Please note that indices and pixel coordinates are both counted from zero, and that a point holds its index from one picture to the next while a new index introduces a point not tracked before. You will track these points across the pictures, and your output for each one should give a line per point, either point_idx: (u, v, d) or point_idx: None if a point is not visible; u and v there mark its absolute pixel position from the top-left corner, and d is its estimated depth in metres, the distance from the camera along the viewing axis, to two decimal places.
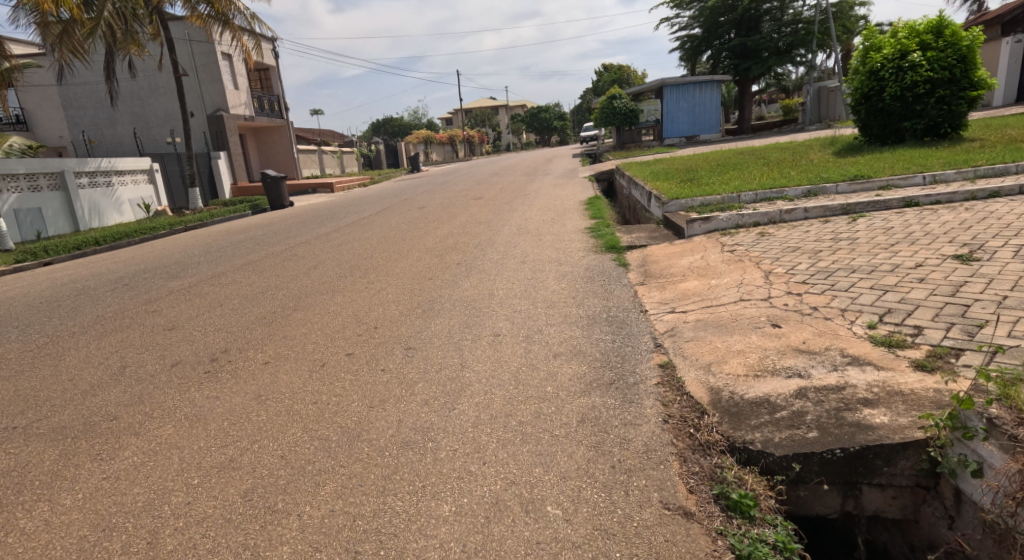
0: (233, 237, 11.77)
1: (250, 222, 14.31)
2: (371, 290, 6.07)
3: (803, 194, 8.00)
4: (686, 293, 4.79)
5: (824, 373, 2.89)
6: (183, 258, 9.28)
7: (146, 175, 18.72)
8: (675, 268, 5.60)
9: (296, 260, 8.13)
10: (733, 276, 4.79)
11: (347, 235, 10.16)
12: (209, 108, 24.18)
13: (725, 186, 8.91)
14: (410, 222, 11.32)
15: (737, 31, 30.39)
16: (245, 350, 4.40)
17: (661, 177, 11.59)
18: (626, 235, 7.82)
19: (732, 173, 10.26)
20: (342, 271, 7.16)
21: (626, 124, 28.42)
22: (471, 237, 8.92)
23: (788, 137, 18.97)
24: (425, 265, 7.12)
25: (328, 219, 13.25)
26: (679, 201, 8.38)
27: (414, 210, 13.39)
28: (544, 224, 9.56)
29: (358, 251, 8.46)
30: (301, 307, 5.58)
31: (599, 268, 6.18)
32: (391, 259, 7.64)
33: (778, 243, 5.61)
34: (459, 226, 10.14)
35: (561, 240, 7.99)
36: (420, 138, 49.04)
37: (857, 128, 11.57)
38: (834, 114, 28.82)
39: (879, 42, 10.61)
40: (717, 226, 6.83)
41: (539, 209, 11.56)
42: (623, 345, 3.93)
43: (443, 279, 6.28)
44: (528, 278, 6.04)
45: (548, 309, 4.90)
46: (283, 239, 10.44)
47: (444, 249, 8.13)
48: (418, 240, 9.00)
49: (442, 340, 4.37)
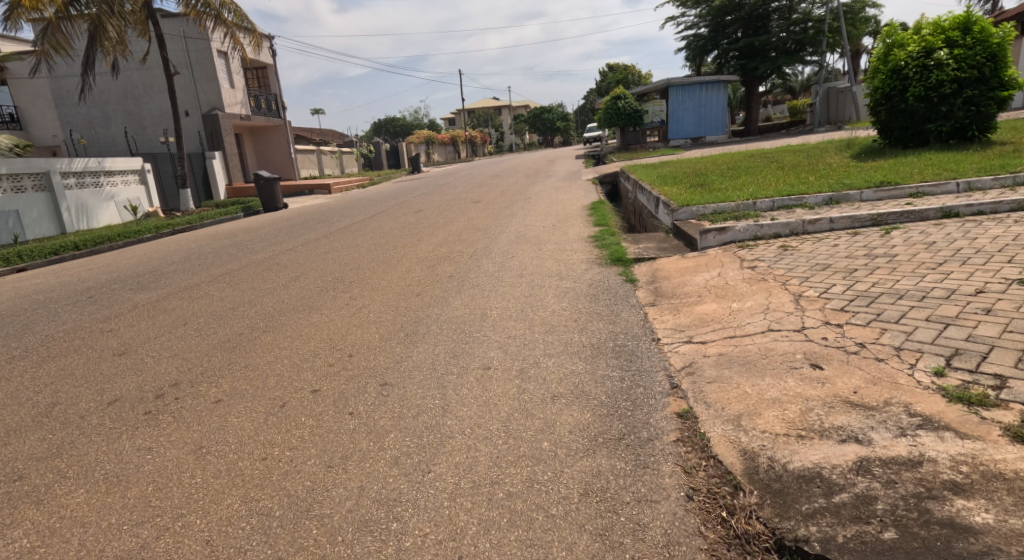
0: (218, 242, 11.20)
1: (240, 226, 13.76)
2: (352, 308, 5.48)
3: (825, 202, 7.41)
4: (703, 318, 4.22)
5: (889, 440, 2.32)
6: (160, 265, 8.70)
7: (137, 175, 18.18)
8: (689, 288, 5.03)
9: (277, 271, 7.55)
10: (757, 300, 4.21)
11: (336, 242, 9.60)
12: (204, 107, 23.65)
13: (739, 192, 8.33)
14: (404, 227, 10.74)
15: (745, 31, 29.74)
16: (197, 383, 3.82)
17: (669, 181, 11.02)
18: (632, 245, 7.24)
19: (746, 178, 9.66)
20: (324, 284, 6.59)
21: (630, 125, 27.79)
22: (466, 246, 8.34)
23: (799, 139, 18.33)
24: (415, 278, 6.54)
25: (320, 223, 12.68)
26: (689, 208, 7.80)
27: (409, 214, 12.82)
28: (544, 232, 8.99)
29: (346, 261, 7.88)
30: (272, 328, 5.00)
31: (604, 284, 5.60)
32: (378, 270, 7.07)
33: (804, 259, 5.04)
34: (454, 233, 9.56)
35: (563, 250, 7.41)
36: (421, 138, 48.42)
37: (876, 131, 10.99)
38: (844, 115, 28.14)
39: (903, 38, 10.02)
40: (733, 237, 6.24)
41: (540, 214, 10.98)
42: (633, 386, 3.36)
43: (431, 296, 5.70)
44: (525, 295, 5.47)
45: (546, 335, 4.33)
46: (269, 246, 9.86)
47: (437, 258, 7.56)
48: (410, 248, 8.43)
49: (424, 374, 3.79)
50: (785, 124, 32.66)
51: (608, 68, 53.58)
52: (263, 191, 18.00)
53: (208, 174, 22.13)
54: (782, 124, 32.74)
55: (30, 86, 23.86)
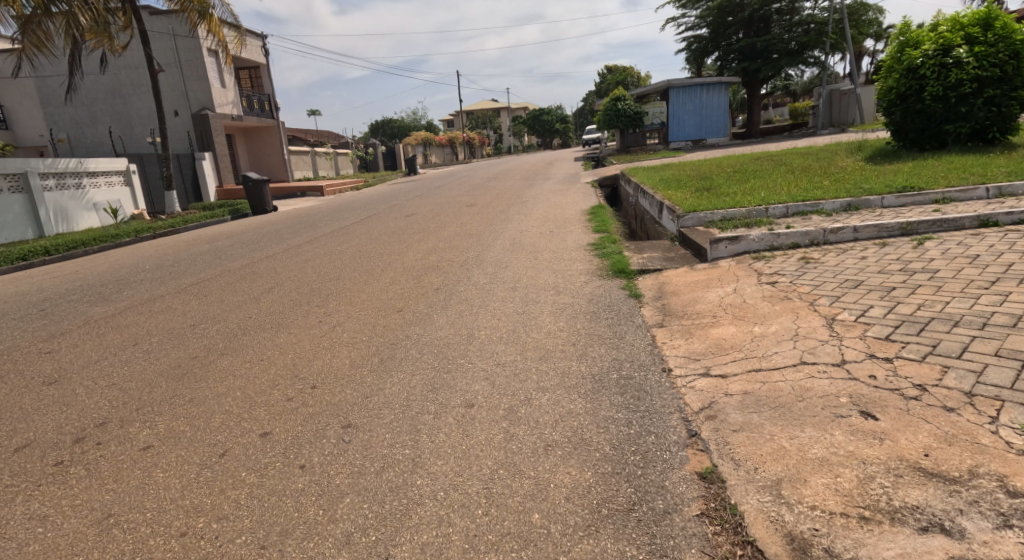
0: (197, 247, 10.65)
1: (224, 229, 13.19)
2: (324, 327, 4.92)
3: (843, 208, 6.89)
4: (721, 346, 3.66)
5: (990, 534, 1.85)
6: (130, 273, 8.15)
7: (122, 177, 17.61)
8: (701, 306, 4.48)
9: (251, 281, 6.98)
10: (783, 325, 3.65)
11: (320, 249, 9.06)
12: (194, 106, 23.07)
13: (749, 197, 7.80)
14: (392, 233, 10.20)
15: (746, 32, 29.22)
16: (128, 423, 3.25)
17: (672, 185, 10.50)
18: (635, 255, 6.69)
19: (754, 182, 9.12)
20: (300, 297, 6.02)
21: (630, 127, 27.25)
22: (457, 254, 7.79)
23: (805, 142, 17.80)
24: (398, 290, 5.98)
25: (307, 228, 12.12)
26: (696, 214, 7.28)
27: (400, 218, 12.27)
28: (540, 239, 8.44)
29: (328, 270, 7.34)
30: (231, 350, 4.43)
31: (605, 300, 5.06)
32: (359, 281, 6.51)
33: (830, 273, 4.49)
34: (444, 240, 9.00)
35: (560, 260, 6.86)
36: (418, 140, 47.86)
37: (889, 132, 10.45)
38: (848, 118, 27.61)
39: (918, 35, 9.48)
40: (748, 247, 5.69)
41: (537, 219, 10.43)
42: (643, 434, 2.80)
43: (414, 312, 5.15)
44: (518, 312, 4.92)
45: (540, 364, 3.77)
46: (249, 252, 9.30)
47: (425, 268, 7.01)
48: (398, 256, 7.89)
49: (395, 413, 3.24)
50: (788, 127, 32.14)
51: (607, 70, 52.97)
52: (252, 195, 17.43)
53: (198, 176, 21.59)
54: (784, 127, 32.20)
55: (14, 86, 23.30)
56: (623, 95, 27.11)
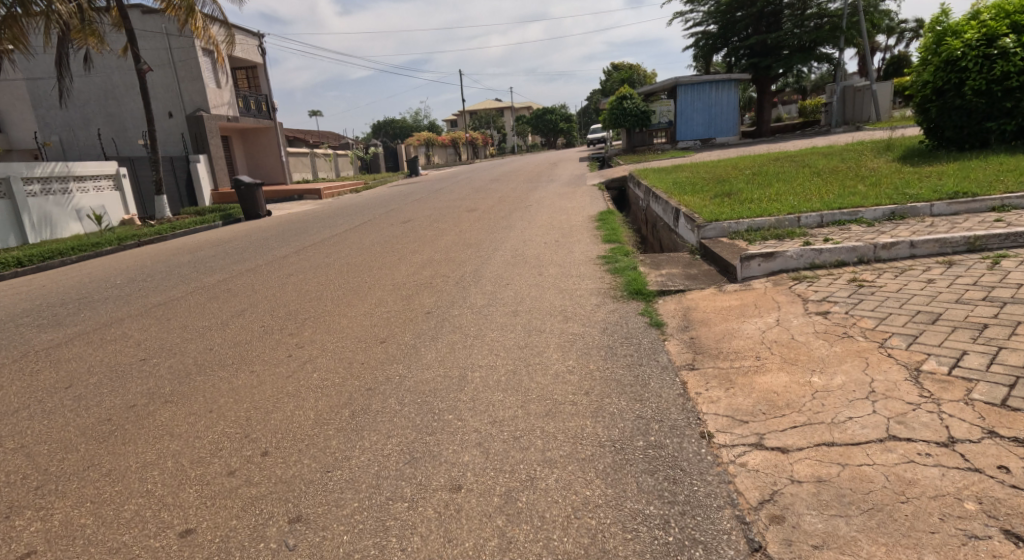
0: (179, 257, 9.96)
1: (213, 237, 12.50)
2: (290, 364, 4.19)
3: (885, 217, 6.17)
4: (772, 400, 2.92)
5: None
6: (97, 289, 7.46)
7: (111, 181, 16.95)
8: (738, 342, 3.75)
9: (222, 300, 6.27)
10: (851, 376, 2.91)
11: (306, 261, 8.36)
12: (188, 107, 22.40)
13: (776, 204, 7.09)
14: (386, 242, 9.50)
15: (757, 27, 28.41)
16: (18, 512, 2.53)
17: (687, 189, 9.77)
18: (652, 271, 5.96)
19: (779, 186, 8.39)
20: (273, 321, 5.30)
21: (637, 126, 26.45)
22: (453, 268, 7.08)
23: (823, 140, 17.02)
24: (383, 315, 5.29)
25: (297, 236, 11.41)
26: (719, 223, 6.58)
27: (397, 225, 11.57)
28: (545, 250, 7.71)
29: (311, 287, 6.63)
30: (176, 396, 3.71)
31: (622, 330, 4.35)
32: (343, 303, 5.82)
33: (895, 301, 3.77)
34: (441, 251, 8.28)
35: (567, 276, 6.14)
36: (421, 140, 47.20)
37: (923, 130, 9.71)
38: (863, 115, 26.86)
39: (959, 25, 8.80)
40: (786, 265, 4.97)
41: (542, 226, 9.69)
42: (685, 546, 2.09)
43: (400, 344, 4.46)
44: (520, 347, 4.19)
45: (546, 424, 3.05)
46: (231, 264, 8.59)
47: (418, 286, 6.29)
48: (389, 271, 7.17)
49: (359, 501, 2.51)
50: (799, 125, 31.23)
51: (612, 68, 52.03)
52: (245, 199, 16.78)
53: (193, 179, 20.97)
54: (796, 125, 31.33)
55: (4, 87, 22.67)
56: (630, 93, 26.26)
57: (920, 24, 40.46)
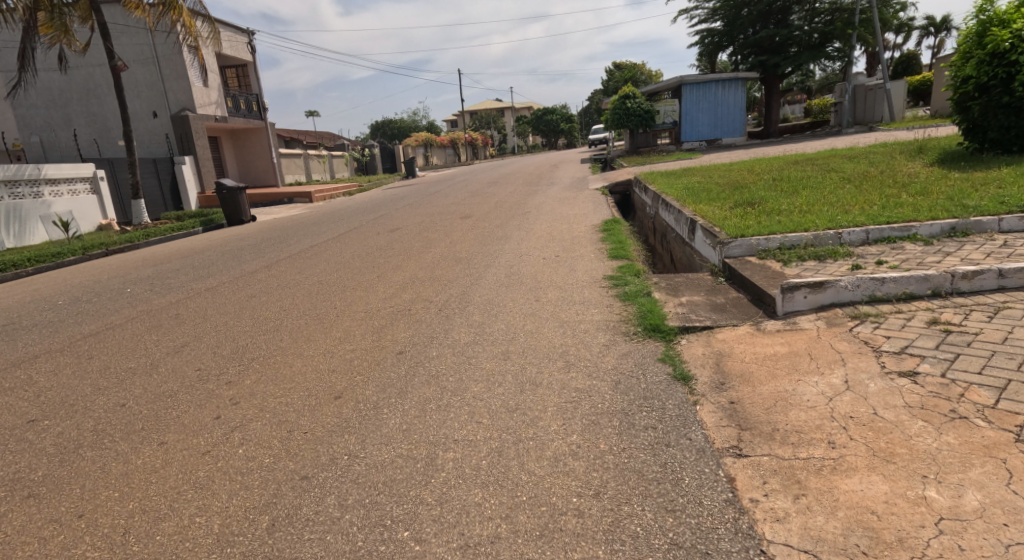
0: (140, 270, 9.01)
1: (185, 246, 11.56)
2: (210, 431, 3.23)
3: (944, 233, 5.28)
4: (873, 528, 2.06)
5: None
6: (32, 312, 6.52)
7: (88, 184, 16.06)
8: (797, 412, 2.84)
9: (163, 330, 5.33)
10: (992, 495, 2.09)
11: (275, 278, 7.45)
12: (173, 107, 21.52)
13: (810, 215, 6.20)
14: (366, 256, 8.59)
15: (764, 24, 27.48)
16: None
17: (702, 196, 8.87)
18: (670, 298, 5.05)
19: (807, 195, 7.51)
20: (211, 362, 4.36)
21: (641, 126, 25.26)
22: (438, 289, 6.19)
23: (839, 141, 16.14)
24: (347, 355, 4.39)
25: (275, 246, 10.49)
26: (746, 240, 5.70)
27: (384, 234, 10.65)
28: (543, 268, 6.82)
29: (272, 314, 5.70)
30: (43, 486, 2.77)
31: (638, 388, 3.45)
32: (302, 336, 4.91)
33: (1006, 358, 2.87)
34: (426, 267, 7.38)
35: (570, 304, 5.25)
36: (418, 141, 46.27)
37: (962, 131, 8.84)
38: (876, 114, 26.05)
39: (1006, 14, 7.94)
40: (839, 297, 4.07)
41: (540, 237, 8.80)
42: None
43: (360, 401, 3.55)
44: (509, 410, 3.28)
45: (542, 555, 2.17)
46: (192, 281, 7.66)
47: (395, 315, 5.37)
48: (364, 294, 6.24)
49: None
50: (808, 126, 30.32)
51: (615, 67, 50.84)
52: (227, 204, 15.85)
53: (178, 182, 20.12)
54: (805, 126, 30.43)
55: None
56: (633, 92, 25.20)
57: (931, 21, 39.51)
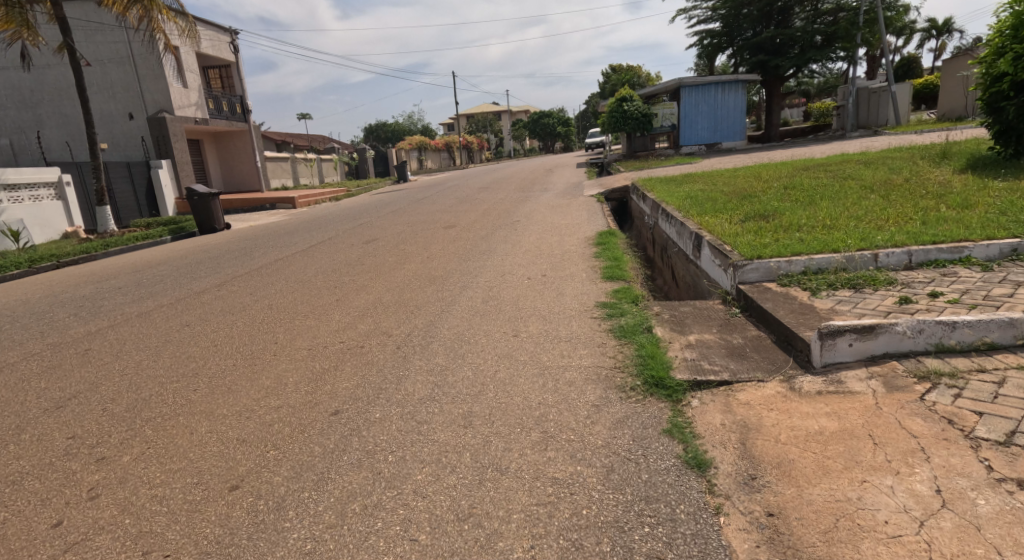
0: (79, 287, 8.07)
1: (144, 258, 10.62)
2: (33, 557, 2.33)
3: (1002, 256, 4.44)
4: None
5: None
6: None
7: (52, 190, 15.10)
8: (874, 545, 1.98)
9: (61, 373, 4.39)
10: None
11: (221, 301, 6.52)
12: (150, 108, 20.59)
13: (837, 233, 5.34)
14: (331, 273, 7.69)
15: (765, 24, 26.64)
16: None
17: (706, 206, 8.00)
18: (676, 337, 4.15)
19: (828, 206, 6.64)
20: (91, 425, 3.42)
21: (638, 130, 24.32)
22: (402, 319, 5.28)
23: (848, 146, 15.32)
24: (270, 416, 3.46)
25: (239, 259, 9.57)
26: (764, 262, 4.81)
27: (357, 246, 9.72)
28: (527, 291, 5.91)
29: (198, 351, 4.74)
30: None
31: (638, 484, 2.54)
32: (222, 385, 3.98)
33: None
34: (395, 289, 6.47)
35: (554, 342, 4.35)
36: (412, 145, 45.41)
37: (993, 134, 8.02)
38: (879, 118, 25.36)
39: None
40: (895, 345, 3.16)
41: (527, 252, 7.89)
42: None
43: (265, 497, 2.65)
44: (460, 522, 2.38)
45: None
46: (127, 303, 6.74)
47: (343, 356, 4.45)
48: (316, 325, 5.31)
49: None
50: (809, 129, 29.56)
51: (612, 69, 50.06)
52: (199, 211, 14.91)
53: (154, 187, 19.19)
54: (806, 129, 29.66)
55: None
56: (631, 94, 24.24)
57: (931, 24, 38.95)
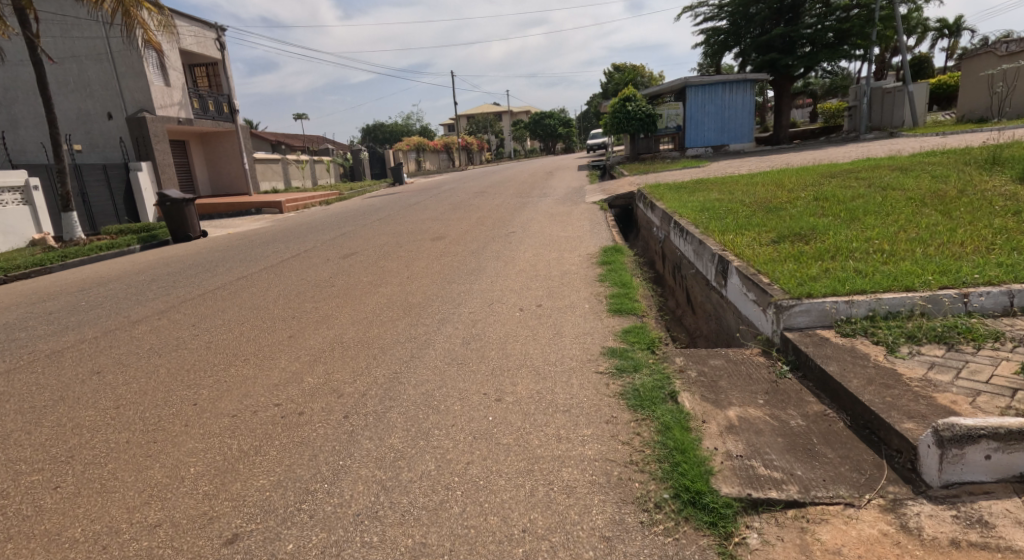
0: (10, 309, 7.07)
1: (100, 272, 9.61)
2: None
3: None
4: None
5: None
6: None
7: (18, 194, 14.02)
8: None
9: None
10: None
11: (155, 335, 5.51)
12: (130, 108, 19.58)
13: (901, 262, 4.32)
14: (294, 297, 6.68)
15: (775, 21, 25.53)
16: None
17: (728, 220, 6.96)
18: (709, 413, 3.13)
19: (876, 224, 5.61)
20: None
21: (642, 131, 23.25)
22: (356, 371, 4.24)
23: (870, 149, 14.25)
24: (141, 547, 2.43)
25: (199, 275, 8.58)
26: (818, 301, 3.77)
27: (333, 262, 8.68)
28: (518, 330, 4.90)
29: (91, 414, 3.70)
30: None
31: None
32: (95, 476, 2.94)
33: None
34: (361, 322, 5.46)
35: (547, 416, 3.33)
36: (410, 146, 44.30)
37: None
38: (894, 120, 24.33)
39: None
40: None
41: (520, 273, 6.87)
42: None
43: None
44: None
45: None
46: (45, 335, 5.72)
47: (271, 429, 3.41)
48: (252, 376, 4.26)
49: None
50: (819, 131, 28.52)
51: (614, 69, 49.01)
52: (172, 219, 13.83)
53: (132, 190, 18.12)
54: (816, 132, 28.65)
55: None
56: (633, 93, 23.10)
57: (942, 24, 37.90)
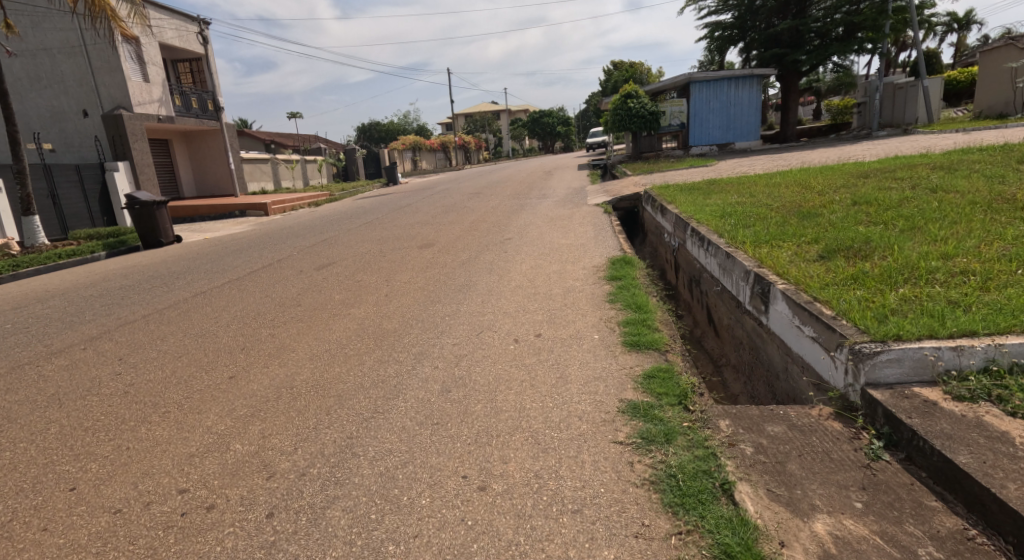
0: None
1: (47, 285, 8.59)
2: None
3: None
4: None
5: None
6: None
7: None
8: None
9: None
10: None
11: (73, 372, 4.53)
12: (106, 105, 18.55)
13: (1007, 289, 3.32)
14: (249, 320, 5.70)
15: (782, 15, 24.54)
16: None
17: (757, 229, 5.95)
18: (787, 529, 2.16)
19: (946, 234, 4.62)
20: None
21: (644, 129, 22.26)
22: (296, 437, 3.21)
23: (895, 146, 13.26)
24: None
25: (154, 290, 7.60)
26: (916, 347, 2.76)
27: (306, 274, 7.71)
28: (511, 371, 3.91)
29: None
30: None
31: None
32: None
33: None
34: (320, 357, 4.47)
35: (548, 526, 2.35)
36: (405, 146, 43.17)
37: None
38: (906, 117, 23.38)
39: None
40: None
41: (514, 290, 5.87)
42: None
43: None
44: None
45: None
46: None
47: (161, 543, 2.42)
48: (163, 440, 3.27)
49: None
50: (827, 129, 27.53)
51: (614, 66, 47.95)
52: (142, 223, 12.81)
53: (108, 191, 17.04)
54: (825, 129, 27.64)
55: None
56: (635, 90, 22.11)
57: (951, 18, 36.97)
